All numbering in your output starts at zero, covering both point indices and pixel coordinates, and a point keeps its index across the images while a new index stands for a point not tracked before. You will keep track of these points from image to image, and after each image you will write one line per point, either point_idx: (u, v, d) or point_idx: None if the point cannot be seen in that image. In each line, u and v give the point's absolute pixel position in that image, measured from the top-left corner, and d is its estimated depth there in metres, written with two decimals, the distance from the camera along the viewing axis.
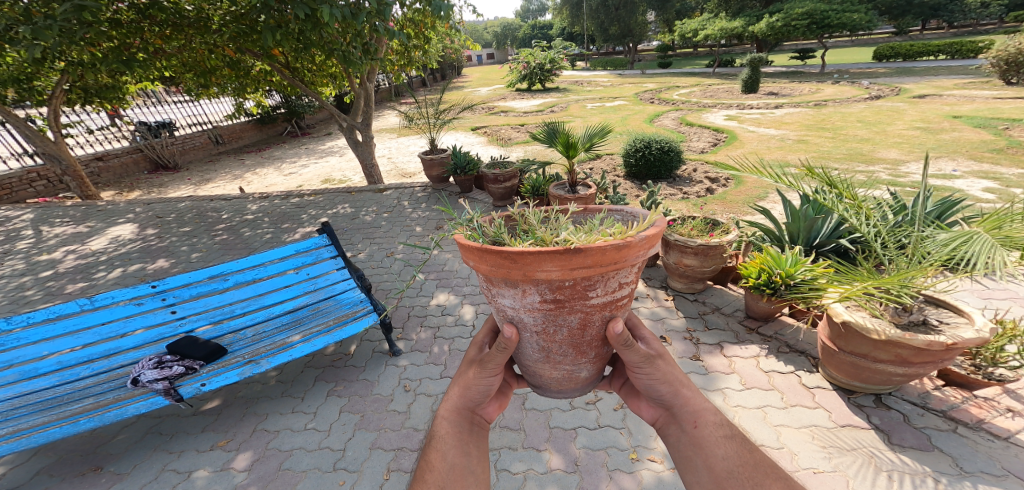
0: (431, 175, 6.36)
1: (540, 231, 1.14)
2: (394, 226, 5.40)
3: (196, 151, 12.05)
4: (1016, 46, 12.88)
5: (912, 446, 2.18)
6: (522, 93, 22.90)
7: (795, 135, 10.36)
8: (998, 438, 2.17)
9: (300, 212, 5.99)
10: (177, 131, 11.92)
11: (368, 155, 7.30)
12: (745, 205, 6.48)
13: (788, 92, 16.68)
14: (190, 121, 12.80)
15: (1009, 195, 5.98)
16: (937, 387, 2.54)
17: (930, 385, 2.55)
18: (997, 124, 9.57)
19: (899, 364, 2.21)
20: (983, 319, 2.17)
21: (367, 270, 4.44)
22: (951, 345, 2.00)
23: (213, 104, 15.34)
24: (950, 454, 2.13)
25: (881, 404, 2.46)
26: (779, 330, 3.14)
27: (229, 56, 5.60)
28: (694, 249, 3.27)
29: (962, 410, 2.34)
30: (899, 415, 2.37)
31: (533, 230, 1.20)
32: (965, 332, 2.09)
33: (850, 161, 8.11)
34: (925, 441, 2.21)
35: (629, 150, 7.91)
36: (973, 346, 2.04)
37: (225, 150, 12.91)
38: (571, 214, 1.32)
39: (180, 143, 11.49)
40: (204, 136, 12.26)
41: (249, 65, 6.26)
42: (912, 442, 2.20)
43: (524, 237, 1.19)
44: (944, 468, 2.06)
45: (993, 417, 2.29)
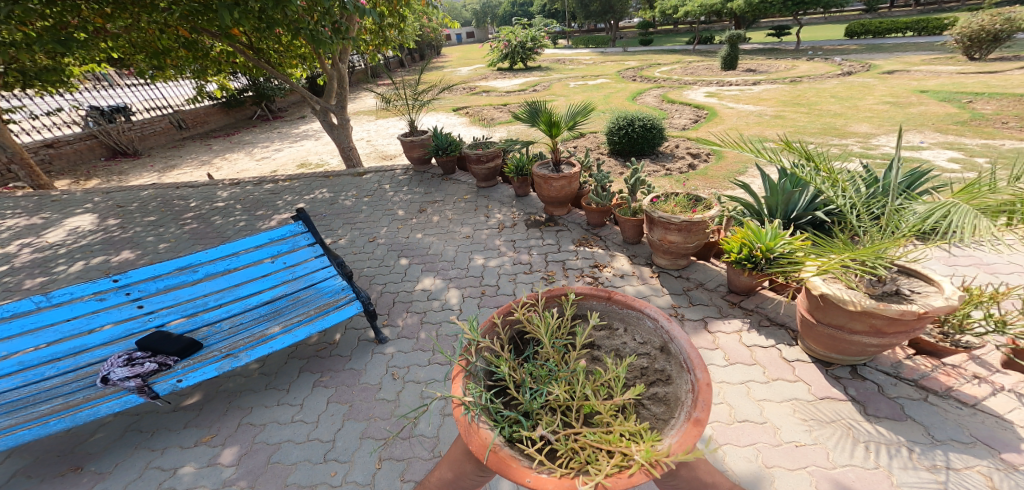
0: (412, 157, 6.13)
1: (558, 393, 1.48)
2: (375, 211, 5.24)
3: (158, 137, 11.41)
4: (979, 23, 13.29)
5: (886, 416, 2.31)
6: (502, 73, 22.35)
7: (773, 111, 10.49)
8: (966, 405, 2.31)
9: (276, 198, 5.75)
10: (135, 116, 11.28)
11: (345, 138, 7.01)
12: (726, 181, 6.56)
13: (765, 69, 16.77)
14: (150, 105, 12.06)
15: (972, 164, 6.24)
16: (908, 357, 2.67)
17: (902, 355, 2.67)
18: (961, 97, 9.89)
19: (874, 334, 2.29)
20: (952, 287, 2.26)
21: (349, 256, 4.33)
22: (923, 313, 2.07)
23: (171, 88, 14.43)
24: (922, 423, 2.25)
25: (857, 375, 2.58)
26: (760, 303, 3.22)
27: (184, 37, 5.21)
28: (677, 226, 3.14)
29: (932, 379, 2.48)
30: (874, 385, 2.49)
31: (553, 379, 1.56)
32: (935, 301, 2.17)
33: (824, 135, 8.31)
34: (898, 410, 2.33)
35: (612, 128, 7.91)
36: (943, 314, 2.11)
37: (190, 136, 12.24)
38: (580, 341, 1.66)
39: (139, 129, 10.86)
40: (166, 120, 11.57)
41: (207, 45, 5.84)
42: (887, 413, 2.33)
43: (543, 386, 1.55)
44: (917, 437, 2.19)
45: (960, 384, 2.43)
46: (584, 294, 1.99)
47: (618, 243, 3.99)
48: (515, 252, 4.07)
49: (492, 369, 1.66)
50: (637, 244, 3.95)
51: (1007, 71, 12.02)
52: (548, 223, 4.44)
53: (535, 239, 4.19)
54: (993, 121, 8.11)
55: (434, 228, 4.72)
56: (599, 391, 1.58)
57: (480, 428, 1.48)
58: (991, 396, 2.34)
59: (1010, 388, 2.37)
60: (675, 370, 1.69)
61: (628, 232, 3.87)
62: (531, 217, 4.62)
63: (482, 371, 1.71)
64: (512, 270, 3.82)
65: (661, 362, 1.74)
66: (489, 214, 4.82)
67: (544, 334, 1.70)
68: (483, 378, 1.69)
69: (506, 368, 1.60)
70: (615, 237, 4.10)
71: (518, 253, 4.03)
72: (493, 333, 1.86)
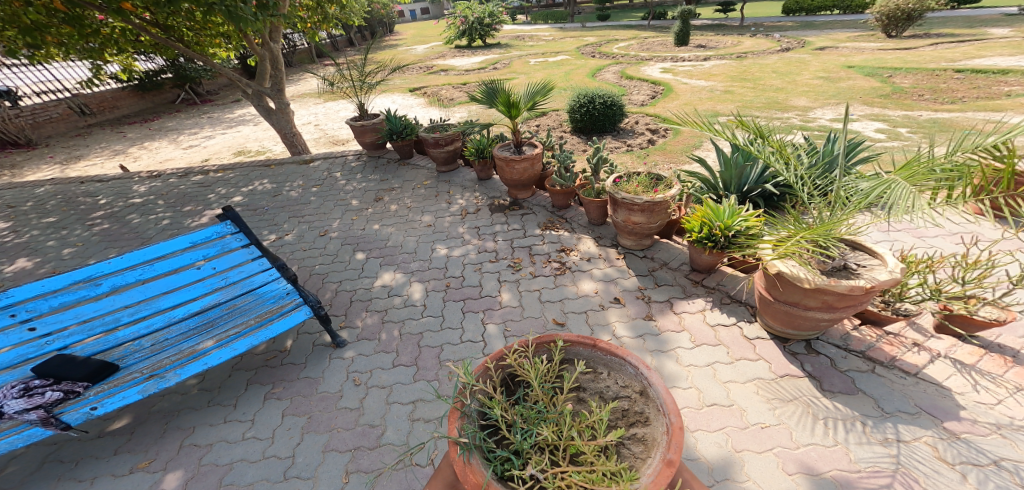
0: (363, 142, 5.67)
1: (545, 434, 1.80)
2: (325, 201, 4.83)
3: (56, 124, 10.05)
4: (895, 2, 14.01)
5: (840, 390, 2.42)
6: (459, 50, 21.40)
7: (722, 86, 10.74)
8: (908, 375, 2.46)
9: (207, 192, 5.17)
10: (22, 102, 9.86)
11: (286, 124, 6.40)
12: (683, 155, 6.74)
13: (714, 45, 17.11)
14: (38, 90, 10.52)
15: (895, 134, 6.68)
16: (856, 328, 2.82)
17: (850, 326, 2.81)
18: (883, 72, 10.53)
19: (826, 309, 2.35)
20: (893, 259, 2.34)
21: (298, 252, 3.98)
22: (869, 288, 2.14)
23: (66, 69, 12.60)
24: (872, 396, 2.38)
25: (812, 350, 2.69)
26: (721, 281, 3.26)
27: (64, 11, 4.42)
28: (641, 206, 3.07)
29: (878, 349, 2.62)
30: (827, 360, 2.62)
31: (543, 424, 1.87)
32: (880, 275, 2.25)
33: (769, 109, 8.62)
34: (850, 384, 2.45)
35: (573, 106, 7.82)
36: (886, 287, 2.20)
37: (97, 122, 10.83)
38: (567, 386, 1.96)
39: (29, 115, 9.53)
40: (63, 104, 10.18)
41: (98, 21, 5.02)
42: (840, 387, 2.44)
43: (535, 429, 1.86)
44: (868, 410, 2.30)
45: (903, 353, 2.58)
46: (572, 341, 2.24)
47: (584, 225, 3.90)
48: (480, 238, 3.88)
49: (487, 409, 1.94)
50: (603, 225, 3.88)
51: (920, 47, 12.94)
52: (513, 207, 4.26)
53: (500, 224, 4.01)
54: (911, 95, 8.68)
55: (391, 217, 4.41)
56: (584, 433, 1.88)
57: (475, 469, 1.73)
58: (930, 364, 2.50)
59: (944, 354, 2.55)
60: (652, 413, 2.01)
61: (593, 214, 3.79)
62: (494, 201, 4.41)
63: (476, 412, 1.96)
64: (478, 259, 3.64)
65: (641, 405, 2.06)
66: (451, 200, 4.55)
67: (534, 379, 2.00)
68: (477, 418, 1.95)
69: (500, 412, 1.87)
70: (580, 218, 4.01)
71: (483, 240, 3.85)
72: (487, 376, 2.11)
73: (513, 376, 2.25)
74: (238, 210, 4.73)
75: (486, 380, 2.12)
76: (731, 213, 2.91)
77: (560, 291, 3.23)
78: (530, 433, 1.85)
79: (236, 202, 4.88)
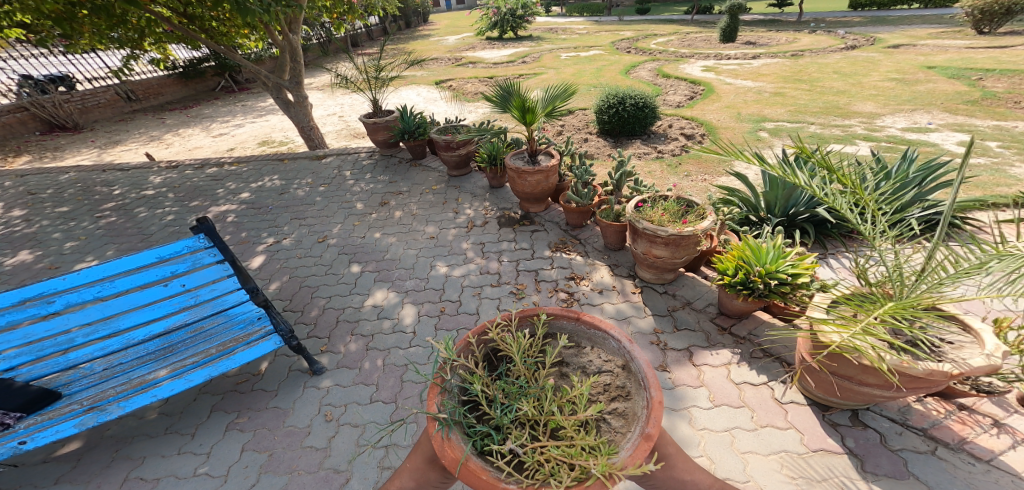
0: (376, 140, 5.33)
1: (525, 408, 1.71)
2: (329, 202, 4.57)
3: (103, 109, 10.39)
4: None
5: (887, 475, 1.95)
6: (493, 43, 20.95)
7: (772, 87, 9.88)
8: (979, 461, 1.94)
9: (217, 186, 5.05)
10: (76, 87, 10.27)
11: (303, 117, 6.21)
12: (721, 165, 6.14)
13: (765, 42, 15.91)
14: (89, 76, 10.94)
15: (984, 148, 5.87)
16: (919, 398, 2.28)
17: (911, 395, 2.29)
18: (970, 74, 9.34)
19: (889, 388, 1.90)
20: (994, 339, 1.82)
21: (291, 260, 3.76)
22: (954, 374, 1.70)
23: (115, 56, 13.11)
24: (926, 483, 1.89)
25: (857, 422, 2.20)
26: (752, 329, 2.77)
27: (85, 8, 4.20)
28: (664, 239, 2.63)
29: (944, 428, 2.09)
30: (876, 435, 2.12)
31: (524, 396, 1.78)
32: (972, 357, 1.76)
33: (826, 114, 7.80)
34: (900, 467, 1.97)
35: (602, 106, 7.33)
36: (979, 374, 1.73)
37: (142, 108, 11.16)
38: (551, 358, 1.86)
39: (80, 100, 9.87)
40: (111, 90, 10.47)
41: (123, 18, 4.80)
42: (886, 469, 1.96)
43: (516, 402, 1.77)
44: None
45: (976, 435, 2.05)
46: (555, 315, 2.15)
47: (599, 249, 3.48)
48: (483, 257, 3.53)
49: (467, 385, 1.84)
50: (620, 251, 3.45)
51: (1017, 46, 11.48)
52: (523, 221, 3.88)
53: (506, 242, 3.65)
54: (1006, 101, 7.64)
55: (393, 224, 4.11)
56: (564, 408, 1.79)
57: (453, 443, 1.66)
58: (1013, 451, 1.97)
59: None
60: (633, 387, 1.91)
61: (610, 238, 3.37)
62: (504, 214, 4.03)
63: (457, 388, 1.88)
64: (477, 282, 3.31)
65: (621, 379, 1.96)
66: (458, 209, 4.20)
67: (516, 350, 1.90)
68: (457, 394, 1.86)
69: (479, 388, 1.76)
70: (595, 241, 3.58)
71: (486, 260, 3.50)
72: (469, 351, 2.02)
73: (496, 351, 2.17)
74: (242, 207, 4.57)
75: (468, 355, 2.03)
76: (775, 257, 2.41)
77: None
78: (509, 408, 1.74)
79: (243, 198, 4.73)
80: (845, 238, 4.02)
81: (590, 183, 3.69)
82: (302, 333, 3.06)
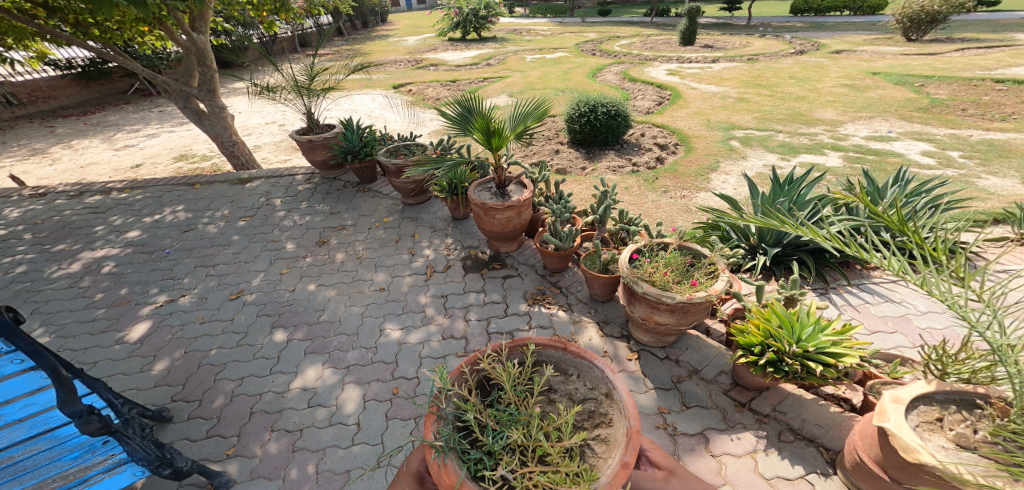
0: (314, 160, 4.51)
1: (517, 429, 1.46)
2: (250, 241, 3.70)
3: None
4: (920, 4, 13.32)
5: None
6: (453, 43, 20.07)
7: (736, 92, 9.81)
8: None
9: (96, 221, 3.98)
10: None
11: (222, 131, 5.22)
12: (698, 179, 5.77)
13: (721, 46, 16.15)
14: None
15: (946, 158, 5.90)
16: None
17: None
18: (913, 81, 9.70)
19: None
20: None
21: (192, 326, 2.86)
22: None
23: None
24: None
25: None
26: (777, 404, 2.27)
27: None
28: (669, 305, 2.10)
29: None
30: None
31: (517, 417, 1.53)
32: None
33: (792, 121, 7.72)
34: None
35: (572, 115, 6.84)
36: None
37: (26, 114, 9.50)
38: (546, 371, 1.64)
39: None
40: None
41: None
42: None
43: (509, 424, 1.51)
44: None
45: None
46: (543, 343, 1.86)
47: (584, 300, 2.92)
48: (446, 315, 2.87)
49: (458, 412, 1.56)
50: (609, 303, 2.91)
51: (947, 52, 12.23)
52: (493, 264, 3.25)
53: (473, 294, 3.00)
54: (953, 108, 7.89)
55: (332, 270, 3.33)
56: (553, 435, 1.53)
57: (449, 469, 1.38)
58: None
59: None
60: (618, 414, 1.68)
61: (596, 289, 2.81)
62: (470, 254, 3.38)
63: (448, 413, 1.57)
64: (439, 351, 2.64)
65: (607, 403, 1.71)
66: (415, 249, 3.50)
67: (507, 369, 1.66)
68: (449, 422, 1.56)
69: (470, 413, 1.47)
70: (579, 290, 3.02)
71: (449, 318, 2.84)
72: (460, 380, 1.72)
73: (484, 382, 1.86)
74: (127, 250, 3.55)
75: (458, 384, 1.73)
76: (812, 332, 1.94)
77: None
78: (499, 433, 1.48)
79: (129, 238, 3.69)
80: (841, 267, 3.70)
81: (570, 218, 3.12)
82: (199, 435, 2.25)
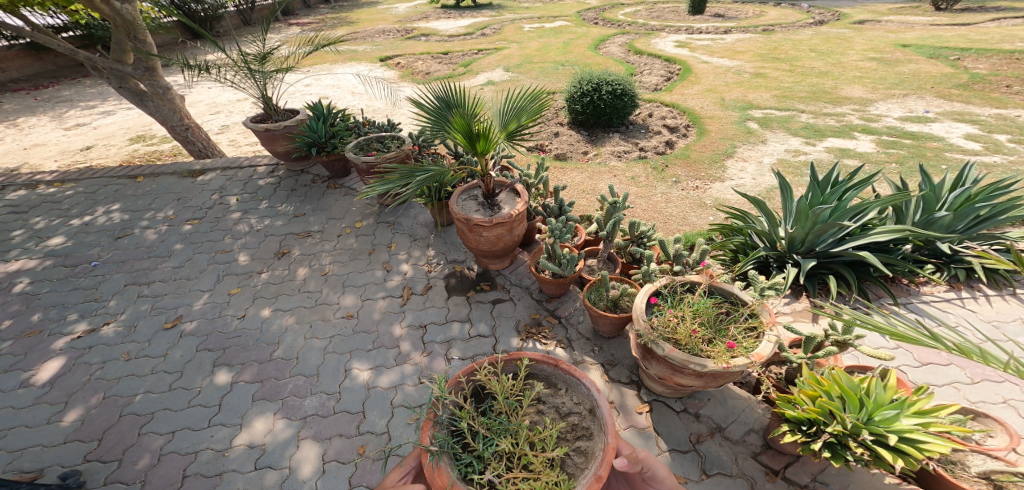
0: (275, 151, 3.97)
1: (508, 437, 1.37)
2: (196, 249, 3.13)
3: None
4: None
5: None
6: (446, 11, 18.68)
7: (752, 67, 9.01)
8: None
9: (13, 223, 3.37)
10: None
11: (168, 113, 4.62)
12: (713, 167, 5.14)
13: (734, 15, 14.99)
14: None
15: (993, 142, 5.29)
16: None
17: None
18: (948, 54, 8.91)
19: None
20: None
21: (113, 365, 2.23)
22: None
23: None
24: None
25: None
26: (820, 475, 1.82)
27: None
28: (697, 371, 1.64)
29: None
30: None
31: (509, 426, 1.43)
32: None
33: (816, 100, 7.02)
34: None
35: (573, 94, 6.15)
36: None
37: None
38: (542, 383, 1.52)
39: None
40: None
41: None
42: None
43: (501, 432, 1.41)
44: None
45: None
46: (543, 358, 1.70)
47: (586, 336, 2.43)
48: (424, 352, 2.34)
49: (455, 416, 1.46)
50: (616, 341, 2.42)
51: (981, 22, 11.32)
52: (480, 285, 2.74)
53: (456, 324, 2.48)
54: (996, 85, 7.18)
55: (291, 291, 2.78)
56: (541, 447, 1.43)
57: (441, 471, 1.31)
58: None
59: None
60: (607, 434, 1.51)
61: (600, 325, 2.31)
62: (455, 270, 2.87)
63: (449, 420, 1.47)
64: (415, 398, 2.12)
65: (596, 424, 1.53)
66: (391, 263, 2.98)
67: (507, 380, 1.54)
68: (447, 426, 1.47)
69: (465, 420, 1.40)
70: (580, 321, 2.53)
71: (427, 356, 2.31)
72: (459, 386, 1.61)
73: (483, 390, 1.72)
74: (46, 262, 2.96)
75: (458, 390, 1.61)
76: (894, 414, 1.48)
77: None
78: (489, 440, 1.40)
79: (50, 246, 3.09)
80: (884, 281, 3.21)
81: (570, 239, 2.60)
82: None
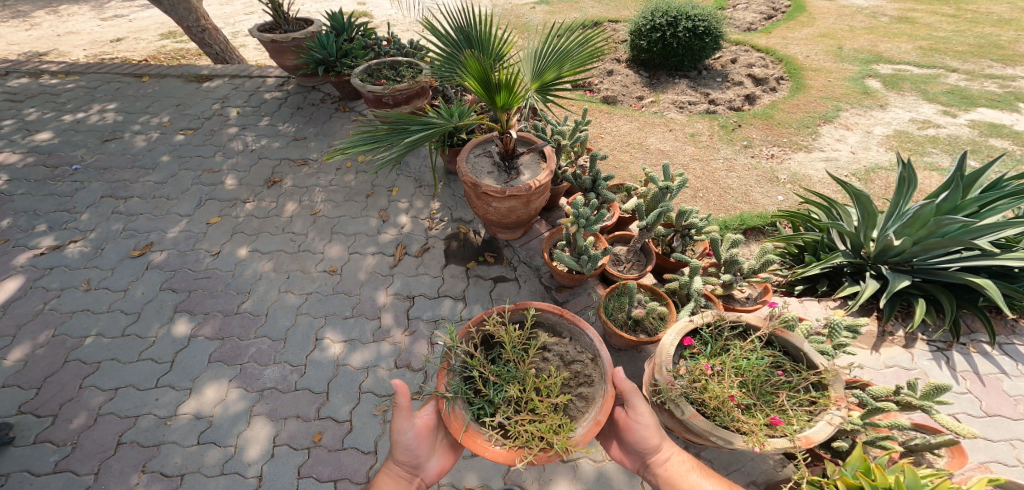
0: (284, 66, 3.46)
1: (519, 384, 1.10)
2: (180, 163, 2.81)
3: None
4: None
5: None
6: None
7: (893, 6, 7.00)
8: None
9: (7, 112, 3.17)
10: None
11: (187, 13, 4.11)
12: (800, 132, 4.07)
13: None
14: None
15: None
16: None
17: None
18: None
19: None
20: None
21: (74, 297, 2.08)
22: None
23: None
24: None
25: None
26: None
27: None
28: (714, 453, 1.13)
29: None
30: None
31: (519, 372, 1.15)
32: None
33: (977, 56, 5.32)
34: None
35: (643, 26, 5.01)
36: None
37: None
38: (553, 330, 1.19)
39: None
40: None
41: None
42: None
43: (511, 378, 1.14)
44: None
45: None
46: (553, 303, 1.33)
47: None
48: (406, 331, 1.96)
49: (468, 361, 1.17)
50: (627, 353, 1.90)
51: None
52: (484, 257, 2.26)
53: (447, 302, 2.06)
54: None
55: (274, 230, 2.43)
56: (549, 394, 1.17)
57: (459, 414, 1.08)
58: None
59: None
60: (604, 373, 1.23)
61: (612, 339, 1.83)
62: (459, 231, 2.40)
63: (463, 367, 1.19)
64: (386, 385, 1.77)
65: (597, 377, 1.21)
66: (388, 211, 2.54)
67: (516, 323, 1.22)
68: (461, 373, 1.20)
69: (478, 368, 1.12)
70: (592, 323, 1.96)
71: (409, 337, 1.93)
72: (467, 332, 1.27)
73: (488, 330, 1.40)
74: (28, 158, 2.76)
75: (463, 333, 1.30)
76: None
77: (493, 466, 1.62)
78: (501, 386, 1.13)
79: (35, 141, 2.87)
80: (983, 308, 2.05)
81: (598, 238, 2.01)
82: (43, 471, 1.53)
